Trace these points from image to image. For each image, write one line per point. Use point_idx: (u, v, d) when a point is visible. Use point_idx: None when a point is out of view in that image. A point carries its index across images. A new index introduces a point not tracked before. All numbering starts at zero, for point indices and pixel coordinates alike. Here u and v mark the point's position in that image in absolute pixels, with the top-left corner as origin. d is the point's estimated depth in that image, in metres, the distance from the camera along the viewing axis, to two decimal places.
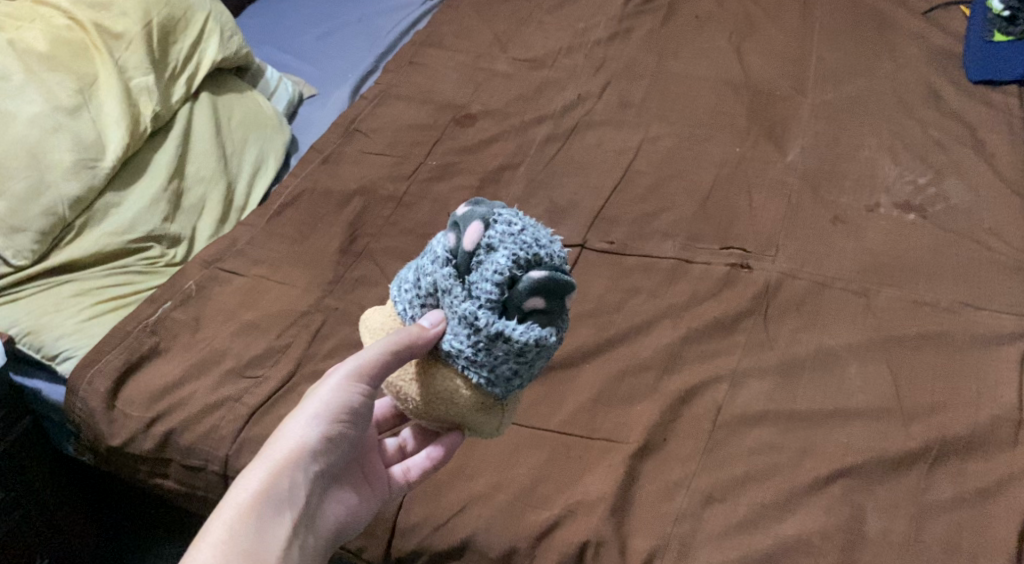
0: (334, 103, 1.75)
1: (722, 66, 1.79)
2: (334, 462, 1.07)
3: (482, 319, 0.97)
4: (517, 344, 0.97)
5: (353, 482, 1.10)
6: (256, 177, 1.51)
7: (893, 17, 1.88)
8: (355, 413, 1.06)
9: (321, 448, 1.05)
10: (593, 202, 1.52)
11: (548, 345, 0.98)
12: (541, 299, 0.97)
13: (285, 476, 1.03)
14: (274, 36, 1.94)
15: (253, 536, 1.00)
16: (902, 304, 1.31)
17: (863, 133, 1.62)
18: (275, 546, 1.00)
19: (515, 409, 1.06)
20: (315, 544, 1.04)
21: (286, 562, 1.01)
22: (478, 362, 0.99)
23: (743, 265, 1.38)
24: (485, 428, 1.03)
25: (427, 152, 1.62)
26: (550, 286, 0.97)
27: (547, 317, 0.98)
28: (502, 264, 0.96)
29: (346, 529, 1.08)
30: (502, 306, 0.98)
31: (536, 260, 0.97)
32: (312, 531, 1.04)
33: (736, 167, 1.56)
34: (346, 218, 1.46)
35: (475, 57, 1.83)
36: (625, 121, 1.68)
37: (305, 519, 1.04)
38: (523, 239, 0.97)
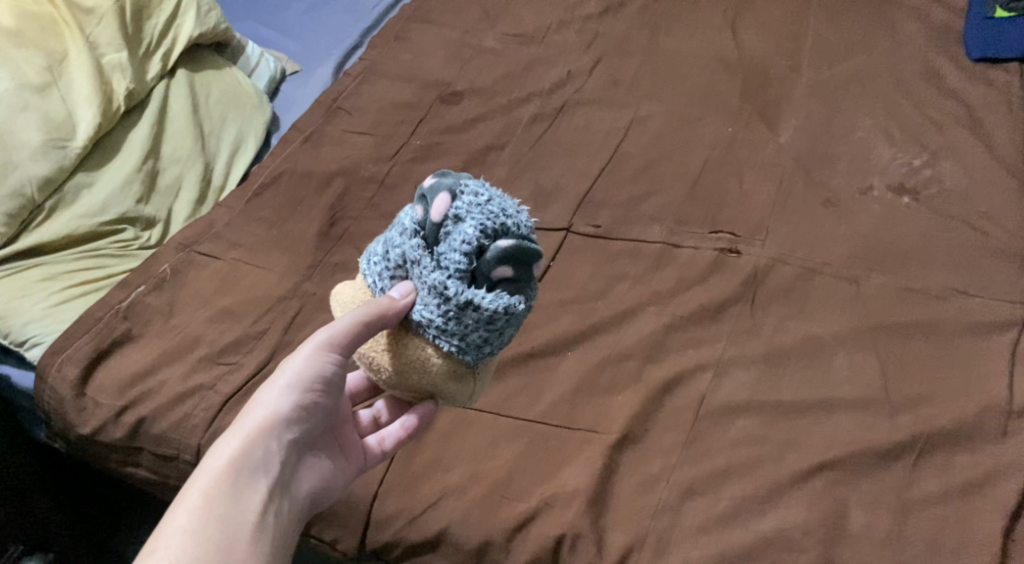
0: (317, 80, 1.71)
1: (715, 45, 1.77)
2: (307, 430, 1.05)
3: (451, 289, 0.95)
4: (487, 312, 0.95)
5: (327, 451, 1.08)
6: (234, 157, 1.48)
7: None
8: (326, 382, 1.05)
9: (294, 416, 1.04)
10: (579, 185, 1.50)
11: (517, 313, 0.97)
12: (510, 268, 0.95)
13: (259, 444, 1.01)
14: (256, 11, 1.89)
15: (229, 502, 0.97)
16: (892, 290, 1.27)
17: (858, 114, 1.58)
18: (253, 513, 0.98)
19: (488, 376, 1.03)
20: (293, 511, 1.02)
21: (263, 528, 0.99)
22: (449, 331, 0.97)
23: (731, 250, 1.35)
24: (458, 396, 1.01)
25: (412, 133, 1.59)
26: (519, 254, 0.95)
27: (515, 286, 0.96)
28: (470, 235, 0.94)
29: (322, 497, 1.07)
30: (472, 275, 0.95)
31: (502, 230, 0.95)
32: (290, 499, 1.02)
33: (726, 150, 1.53)
34: (326, 202, 1.45)
35: (462, 33, 1.81)
36: (615, 100, 1.65)
37: (281, 487, 1.02)
38: (490, 209, 0.95)
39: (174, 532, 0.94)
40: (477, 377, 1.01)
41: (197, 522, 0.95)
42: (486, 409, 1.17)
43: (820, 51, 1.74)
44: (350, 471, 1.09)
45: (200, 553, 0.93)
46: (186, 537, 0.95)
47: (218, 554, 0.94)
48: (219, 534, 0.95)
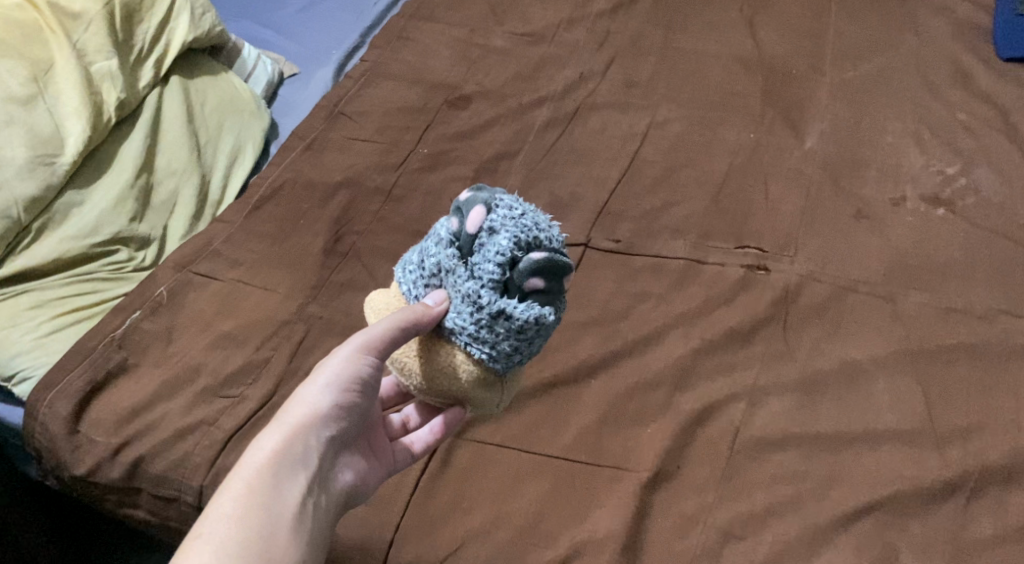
0: (316, 84, 1.63)
1: (733, 43, 1.70)
2: (346, 430, 1.01)
3: (483, 298, 0.92)
4: (519, 322, 0.92)
5: (364, 451, 1.04)
6: (231, 169, 1.40)
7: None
8: (365, 383, 1.00)
9: (332, 415, 0.99)
10: (596, 196, 1.43)
11: (550, 325, 0.93)
12: (543, 280, 0.91)
13: (296, 442, 0.97)
14: (252, 7, 1.81)
15: (267, 500, 0.93)
16: (932, 310, 1.21)
17: (887, 116, 1.51)
18: (289, 511, 0.94)
19: (518, 385, 1.00)
20: (331, 510, 0.98)
21: (301, 527, 0.94)
22: (480, 338, 0.93)
23: (760, 266, 1.28)
24: (487, 405, 0.98)
25: (419, 140, 1.52)
26: (553, 268, 0.91)
27: (548, 297, 0.93)
28: (503, 246, 0.91)
29: (360, 496, 1.02)
30: (504, 285, 0.92)
31: (536, 242, 0.91)
32: (328, 497, 0.98)
33: (750, 156, 1.46)
34: (331, 215, 1.37)
35: (469, 32, 1.73)
36: (631, 102, 1.58)
37: (319, 484, 0.98)
38: (525, 221, 0.92)
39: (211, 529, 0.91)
40: (508, 384, 0.98)
41: (233, 519, 0.92)
42: (507, 443, 1.10)
43: (843, 49, 1.67)
44: (386, 471, 1.05)
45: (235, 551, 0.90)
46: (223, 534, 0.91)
47: (254, 552, 0.91)
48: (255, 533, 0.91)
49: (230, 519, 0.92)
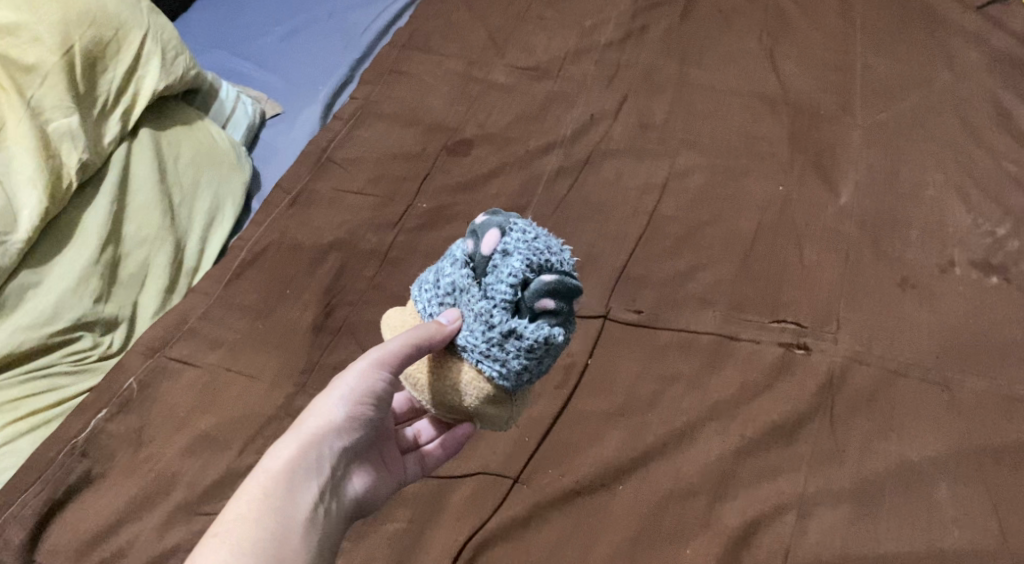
0: (303, 126, 1.49)
1: (752, 77, 1.59)
2: (360, 440, 0.99)
3: (495, 318, 0.90)
4: (529, 342, 0.89)
5: (376, 461, 1.02)
6: (209, 231, 1.27)
7: (938, 20, 1.69)
8: (379, 397, 0.98)
9: (346, 426, 0.97)
10: (613, 256, 1.30)
11: (558, 345, 0.91)
12: (554, 301, 0.89)
13: (309, 450, 0.95)
14: (228, 37, 1.65)
15: (279, 505, 0.92)
16: (992, 398, 1.10)
17: (926, 165, 1.40)
18: (302, 518, 0.92)
19: (527, 401, 0.97)
20: (342, 518, 0.97)
21: (312, 531, 0.93)
22: (492, 356, 0.91)
23: (799, 344, 1.16)
24: (495, 421, 0.95)
25: (416, 193, 1.39)
26: (564, 289, 0.89)
27: (558, 318, 0.91)
28: (517, 268, 0.88)
29: (370, 504, 1.01)
30: (516, 305, 0.90)
31: (548, 265, 0.89)
32: (339, 506, 0.97)
33: (781, 212, 1.34)
34: (321, 283, 1.24)
35: (467, 64, 1.62)
36: (646, 148, 1.45)
37: (331, 492, 0.96)
38: (537, 244, 0.89)
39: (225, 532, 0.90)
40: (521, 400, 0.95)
41: (246, 526, 0.90)
42: None
43: (872, 85, 1.57)
44: (396, 481, 1.03)
45: (248, 557, 0.88)
46: (236, 537, 0.90)
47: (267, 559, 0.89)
48: (268, 541, 0.90)
49: (244, 524, 0.91)
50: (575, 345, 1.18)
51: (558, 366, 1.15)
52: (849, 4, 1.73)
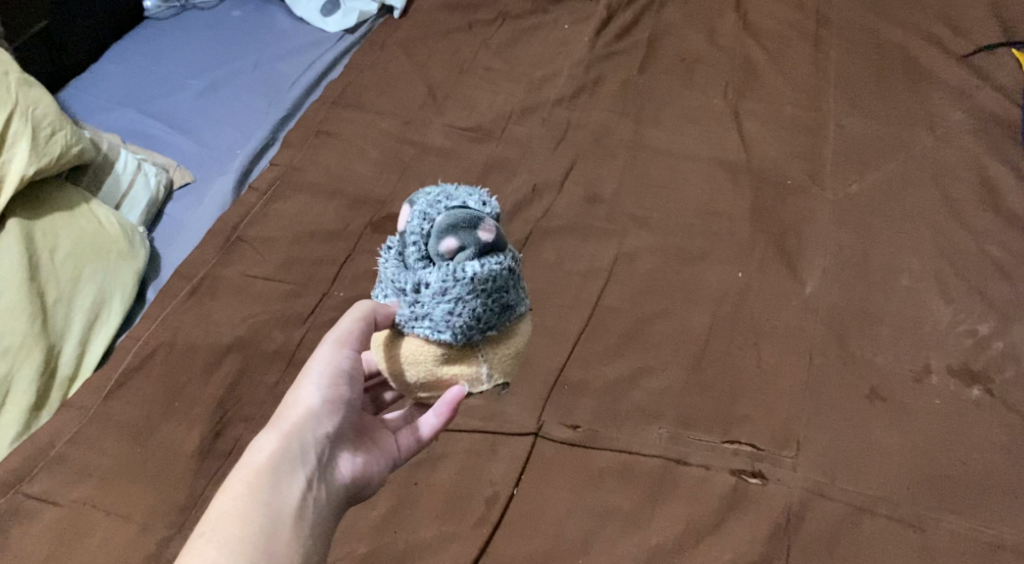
0: (214, 198, 1.34)
1: (713, 140, 1.45)
2: (345, 424, 0.94)
3: (409, 277, 0.88)
4: (440, 286, 0.86)
5: (367, 446, 0.96)
6: (90, 332, 1.13)
7: (917, 75, 1.57)
8: (353, 377, 0.95)
9: (327, 411, 0.93)
10: (549, 357, 1.15)
11: (475, 280, 0.85)
12: (453, 239, 0.85)
13: (290, 439, 0.91)
14: (141, 91, 1.49)
15: (266, 495, 0.88)
16: (971, 544, 0.99)
17: (900, 248, 1.26)
18: (291, 506, 0.88)
19: (504, 346, 0.90)
20: (336, 502, 0.92)
21: (304, 518, 0.88)
22: (418, 314, 0.87)
23: (753, 472, 1.04)
24: (468, 378, 0.89)
25: (334, 279, 1.25)
26: (460, 223, 0.86)
27: (468, 256, 0.86)
28: (414, 223, 0.87)
29: (366, 490, 0.95)
30: (427, 259, 0.87)
31: (442, 209, 0.87)
32: (331, 491, 0.92)
33: (738, 305, 1.20)
34: (214, 394, 1.10)
35: (402, 124, 1.47)
36: (593, 226, 1.31)
37: (321, 478, 0.91)
38: (433, 197, 0.88)
39: (213, 529, 0.86)
40: (488, 350, 0.89)
41: (232, 522, 0.86)
42: None
43: (844, 149, 1.43)
44: (390, 463, 0.97)
45: (236, 550, 0.84)
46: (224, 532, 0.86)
47: (258, 553, 0.85)
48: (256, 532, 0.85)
49: (232, 520, 0.86)
50: (499, 469, 1.05)
51: (478, 499, 1.03)
52: (821, 57, 1.61)
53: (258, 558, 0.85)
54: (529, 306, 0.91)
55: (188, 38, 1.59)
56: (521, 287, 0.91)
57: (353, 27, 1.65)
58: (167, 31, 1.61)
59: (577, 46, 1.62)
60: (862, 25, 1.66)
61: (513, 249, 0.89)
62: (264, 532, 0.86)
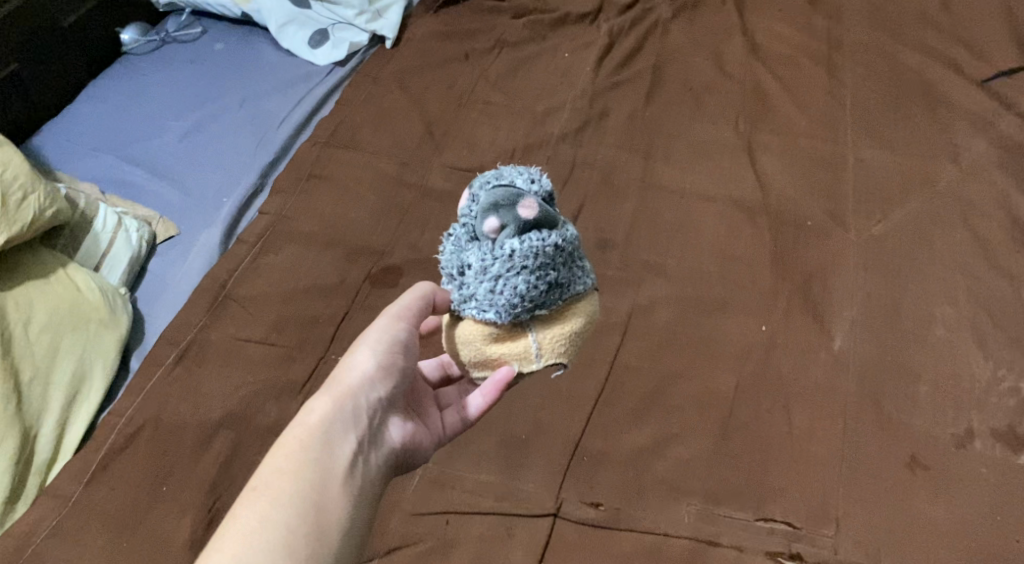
0: (200, 254, 1.25)
1: (728, 177, 1.37)
2: (397, 392, 0.95)
3: (457, 255, 0.92)
4: (482, 263, 0.89)
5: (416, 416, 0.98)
6: (70, 411, 1.05)
7: (938, 99, 1.49)
8: (409, 348, 0.95)
9: (381, 378, 0.93)
10: (566, 425, 1.08)
11: (515, 256, 0.88)
12: (495, 218, 0.89)
13: (344, 401, 0.91)
14: (122, 135, 1.41)
15: (318, 453, 0.88)
16: None
17: (932, 294, 1.19)
18: (342, 465, 0.89)
19: (557, 326, 0.91)
20: (385, 466, 0.93)
21: (353, 478, 0.90)
22: (463, 291, 0.91)
23: (791, 554, 0.99)
24: (519, 354, 0.91)
25: (331, 339, 1.16)
26: (504, 203, 0.90)
27: (511, 234, 0.89)
28: (466, 205, 0.93)
29: (409, 460, 0.97)
30: (474, 239, 0.91)
31: (492, 190, 0.92)
32: (379, 457, 0.93)
33: (764, 362, 1.12)
34: (205, 477, 1.02)
35: (399, 164, 1.38)
36: (606, 277, 1.24)
37: (371, 442, 0.92)
38: (486, 180, 0.93)
39: (266, 480, 0.87)
40: (539, 328, 0.91)
41: (285, 476, 0.87)
42: None
43: (865, 184, 1.36)
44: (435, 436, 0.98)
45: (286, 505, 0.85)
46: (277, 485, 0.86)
47: (309, 507, 0.86)
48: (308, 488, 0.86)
49: (284, 474, 0.87)
50: (517, 555, 0.99)
51: None
52: (836, 83, 1.52)
53: (307, 514, 0.85)
54: (586, 284, 0.92)
55: (171, 75, 1.51)
56: (579, 267, 0.92)
57: (343, 60, 1.56)
58: (147, 67, 1.52)
59: (579, 76, 1.54)
60: (877, 46, 1.57)
61: (563, 228, 0.91)
62: (315, 487, 0.87)
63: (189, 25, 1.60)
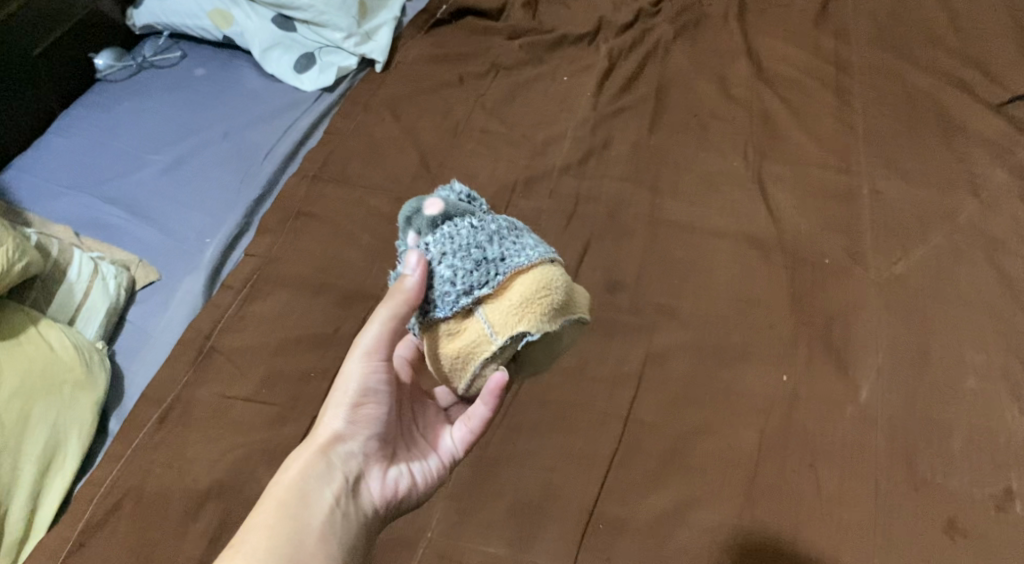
0: (183, 303, 1.18)
1: (740, 211, 1.28)
2: (379, 441, 0.94)
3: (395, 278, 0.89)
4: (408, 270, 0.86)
5: (405, 458, 0.95)
6: (43, 481, 1.00)
7: (964, 112, 1.39)
8: (383, 391, 0.94)
9: (358, 429, 0.93)
10: (581, 489, 1.04)
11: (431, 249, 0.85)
12: (409, 227, 0.88)
13: (320, 457, 0.90)
14: (96, 171, 1.33)
15: (294, 513, 0.87)
16: None
17: (960, 338, 1.13)
18: (321, 523, 0.88)
19: (502, 296, 0.83)
20: (370, 516, 0.91)
21: (334, 534, 0.88)
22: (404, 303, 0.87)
23: None
24: (476, 339, 0.84)
25: (325, 395, 1.08)
26: (410, 210, 0.88)
27: (423, 231, 0.86)
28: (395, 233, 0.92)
29: (398, 509, 0.94)
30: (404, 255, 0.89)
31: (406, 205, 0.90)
32: (363, 507, 0.91)
33: (787, 418, 1.07)
34: (194, 555, 0.97)
35: (394, 200, 1.29)
36: (618, 321, 1.16)
37: (354, 495, 0.91)
38: None
39: (242, 545, 0.85)
40: (485, 305, 0.83)
41: (263, 537, 0.85)
42: None
43: (884, 213, 1.27)
44: (427, 476, 0.96)
45: None
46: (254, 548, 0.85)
47: None
48: (285, 548, 0.85)
49: (261, 536, 0.86)
50: None
51: None
52: (847, 108, 1.41)
53: None
54: (525, 252, 0.84)
55: (147, 102, 1.42)
56: (513, 237, 0.85)
57: (331, 85, 1.47)
58: (123, 95, 1.43)
59: (579, 102, 1.44)
60: (896, 55, 1.48)
61: (480, 212, 0.87)
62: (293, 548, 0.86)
63: (167, 48, 1.51)
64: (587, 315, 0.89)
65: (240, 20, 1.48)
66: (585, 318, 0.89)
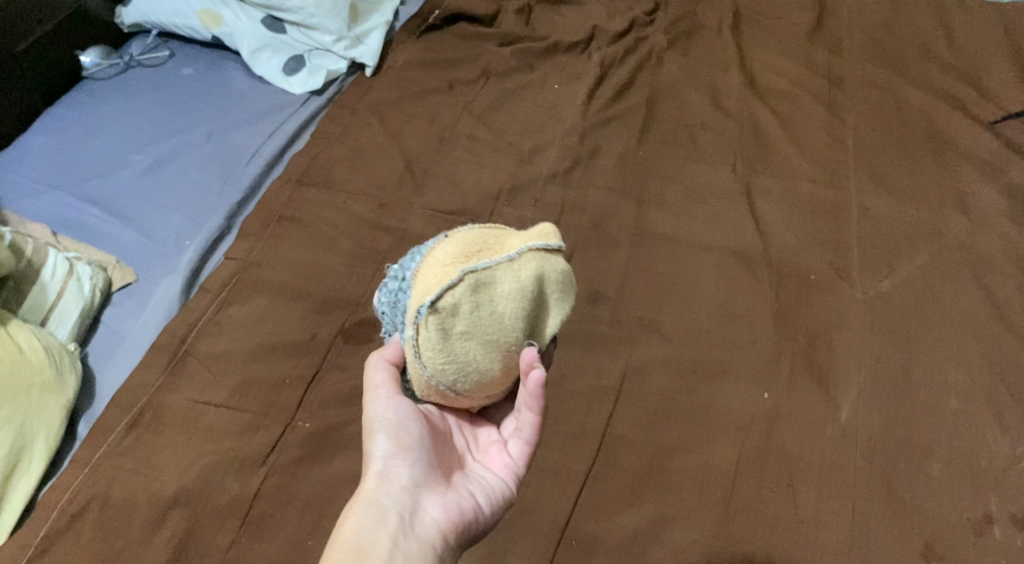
0: (158, 305, 1.17)
1: (726, 223, 1.27)
2: (424, 469, 0.92)
3: None
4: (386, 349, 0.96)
5: (457, 481, 0.94)
6: (7, 485, 1.00)
7: (956, 130, 1.38)
8: (414, 420, 0.93)
9: (397, 466, 0.91)
10: (555, 505, 1.02)
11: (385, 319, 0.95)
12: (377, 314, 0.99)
13: (366, 502, 0.90)
14: (80, 169, 1.31)
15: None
16: None
17: (944, 359, 1.12)
18: None
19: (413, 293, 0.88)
20: (437, 546, 0.90)
21: None
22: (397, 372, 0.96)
23: None
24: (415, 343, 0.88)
25: (298, 405, 1.08)
26: None
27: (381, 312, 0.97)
28: None
29: (467, 534, 0.92)
30: None
31: None
32: (426, 538, 0.89)
33: (766, 436, 1.06)
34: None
35: (376, 206, 1.27)
36: (598, 333, 1.15)
37: (413, 532, 0.89)
38: None
39: None
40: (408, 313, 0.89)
41: None
42: None
43: (872, 230, 1.26)
44: (486, 493, 0.94)
45: None
46: None
47: None
48: None
49: None
50: None
51: None
52: (838, 123, 1.40)
53: None
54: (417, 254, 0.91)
55: (136, 102, 1.41)
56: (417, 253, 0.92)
57: (320, 88, 1.46)
58: (108, 93, 1.42)
59: (569, 110, 1.42)
60: (890, 71, 1.46)
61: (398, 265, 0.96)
62: None
63: (156, 47, 1.50)
64: (514, 257, 0.87)
65: (230, 20, 1.46)
66: (513, 261, 0.87)
